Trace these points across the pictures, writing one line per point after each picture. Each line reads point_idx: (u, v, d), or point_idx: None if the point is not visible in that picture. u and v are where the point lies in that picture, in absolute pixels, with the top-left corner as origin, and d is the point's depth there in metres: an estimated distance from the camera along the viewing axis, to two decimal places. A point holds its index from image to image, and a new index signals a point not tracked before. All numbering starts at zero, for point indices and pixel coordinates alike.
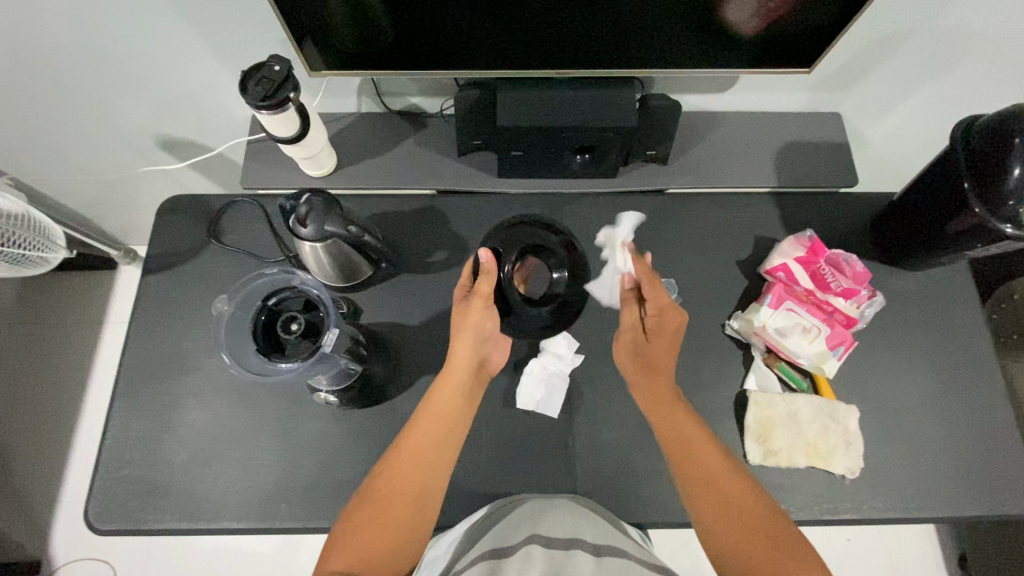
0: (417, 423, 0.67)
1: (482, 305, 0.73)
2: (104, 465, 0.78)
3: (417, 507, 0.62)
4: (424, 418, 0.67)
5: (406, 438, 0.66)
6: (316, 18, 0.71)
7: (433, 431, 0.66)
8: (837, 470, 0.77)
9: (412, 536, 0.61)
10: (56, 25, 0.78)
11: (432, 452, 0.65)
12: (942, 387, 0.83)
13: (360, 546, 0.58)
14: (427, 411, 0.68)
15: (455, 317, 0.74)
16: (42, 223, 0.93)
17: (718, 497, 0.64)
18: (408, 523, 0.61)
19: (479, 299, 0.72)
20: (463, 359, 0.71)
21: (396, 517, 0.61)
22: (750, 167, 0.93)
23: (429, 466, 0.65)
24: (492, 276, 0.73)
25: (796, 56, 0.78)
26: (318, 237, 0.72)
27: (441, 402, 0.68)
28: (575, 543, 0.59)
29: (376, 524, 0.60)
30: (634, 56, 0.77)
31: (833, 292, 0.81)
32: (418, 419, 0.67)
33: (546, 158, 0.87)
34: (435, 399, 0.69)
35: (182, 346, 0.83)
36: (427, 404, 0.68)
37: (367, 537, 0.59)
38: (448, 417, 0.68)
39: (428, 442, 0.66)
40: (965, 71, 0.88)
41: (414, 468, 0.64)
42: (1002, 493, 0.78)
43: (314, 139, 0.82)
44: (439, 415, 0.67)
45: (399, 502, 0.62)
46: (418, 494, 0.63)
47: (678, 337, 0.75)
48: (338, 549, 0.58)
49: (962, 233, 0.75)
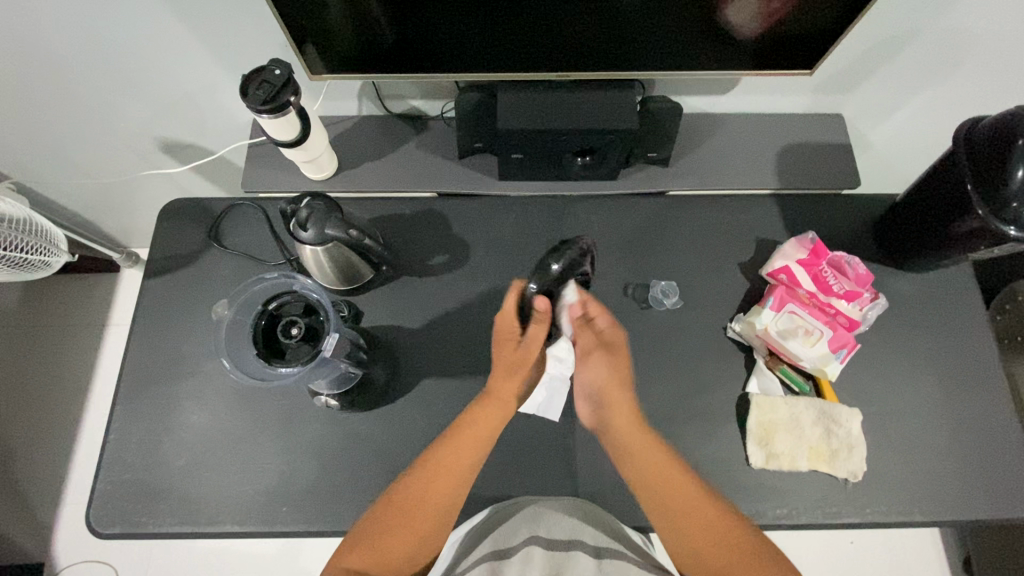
0: (455, 437, 0.65)
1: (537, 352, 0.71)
2: (105, 467, 0.78)
3: (440, 518, 0.62)
4: (462, 432, 0.66)
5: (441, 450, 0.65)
6: (315, 21, 0.71)
7: (470, 452, 0.65)
8: (840, 474, 0.76)
9: (429, 543, 0.62)
10: (56, 28, 0.78)
11: (467, 467, 0.64)
12: (945, 390, 0.82)
13: (378, 551, 0.59)
14: (468, 430, 0.66)
15: (506, 360, 0.71)
16: (44, 227, 0.93)
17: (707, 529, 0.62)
18: (428, 531, 0.62)
19: (535, 345, 0.71)
20: (510, 390, 0.69)
21: (419, 524, 0.61)
22: (751, 169, 0.92)
23: (459, 479, 0.64)
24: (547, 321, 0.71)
25: (798, 57, 0.78)
26: (318, 240, 0.72)
27: (483, 423, 0.66)
28: (574, 543, 0.61)
29: (399, 530, 0.60)
30: (636, 58, 0.77)
31: (836, 295, 0.81)
32: (456, 433, 0.65)
33: (546, 161, 0.87)
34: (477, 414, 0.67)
35: (182, 349, 0.83)
36: (468, 422, 0.67)
37: (389, 541, 0.60)
38: (488, 434, 0.66)
39: (467, 455, 0.64)
40: (969, 72, 0.87)
41: (444, 480, 0.63)
42: (1007, 496, 0.77)
43: (314, 141, 0.82)
44: (481, 430, 0.66)
45: (422, 512, 0.62)
46: (443, 506, 0.63)
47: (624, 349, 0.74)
48: (356, 547, 0.59)
49: (964, 235, 0.75)
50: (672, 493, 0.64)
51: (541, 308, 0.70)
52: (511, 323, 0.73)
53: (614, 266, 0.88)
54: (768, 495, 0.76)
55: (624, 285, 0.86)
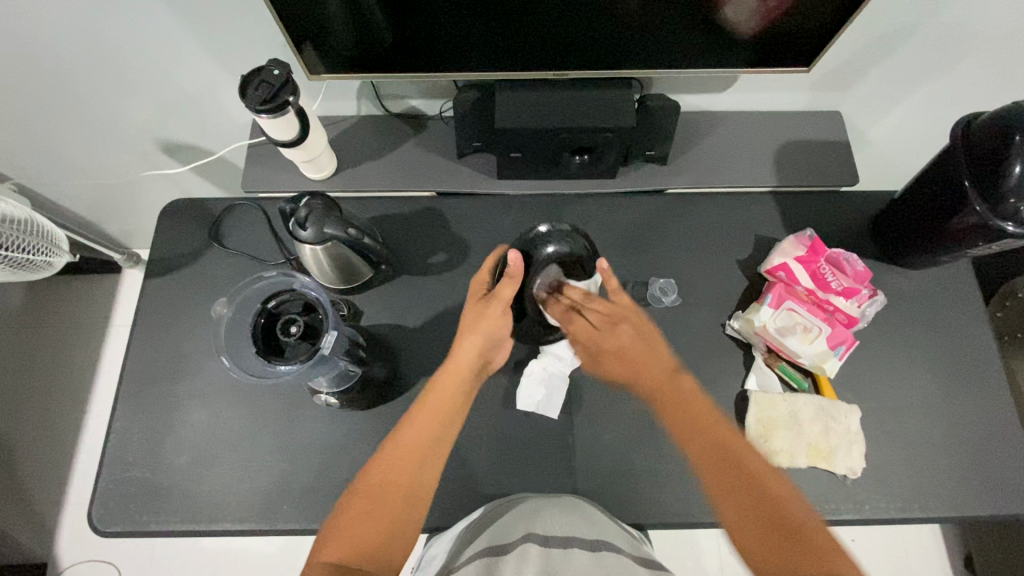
0: (416, 414, 0.65)
1: (500, 306, 0.71)
2: (107, 465, 0.78)
3: (412, 501, 0.60)
4: (421, 408, 0.66)
5: (403, 429, 0.64)
6: (315, 22, 0.71)
7: (429, 427, 0.64)
8: (839, 470, 0.76)
9: (406, 528, 0.59)
10: (57, 29, 0.78)
11: (431, 443, 0.63)
12: (945, 386, 0.82)
13: (353, 539, 0.56)
14: (426, 405, 0.66)
15: (468, 315, 0.72)
16: (46, 228, 0.93)
17: (751, 497, 0.57)
18: (402, 514, 0.59)
19: (500, 301, 0.71)
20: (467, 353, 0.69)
21: (393, 507, 0.59)
22: (750, 167, 0.92)
23: (426, 457, 0.62)
24: (517, 282, 0.71)
25: (796, 54, 0.78)
26: (317, 239, 0.72)
27: (440, 396, 0.66)
28: (572, 541, 0.60)
29: (372, 514, 0.58)
30: (633, 56, 0.77)
31: (834, 292, 0.81)
32: (415, 413, 0.65)
33: (544, 160, 0.87)
34: (435, 389, 0.67)
35: (183, 349, 0.84)
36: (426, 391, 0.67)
37: (364, 526, 0.57)
38: (447, 408, 0.66)
39: (427, 429, 0.64)
40: (968, 69, 0.87)
41: (411, 458, 0.62)
42: (1007, 492, 0.77)
43: (313, 141, 0.83)
44: (439, 403, 0.66)
45: (392, 494, 0.59)
46: (411, 486, 0.60)
47: (630, 350, 0.70)
48: (330, 542, 0.56)
49: (961, 230, 0.75)
50: (714, 454, 0.59)
51: (512, 263, 0.71)
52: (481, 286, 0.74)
53: (612, 264, 0.88)
54: None
55: (623, 283, 0.87)
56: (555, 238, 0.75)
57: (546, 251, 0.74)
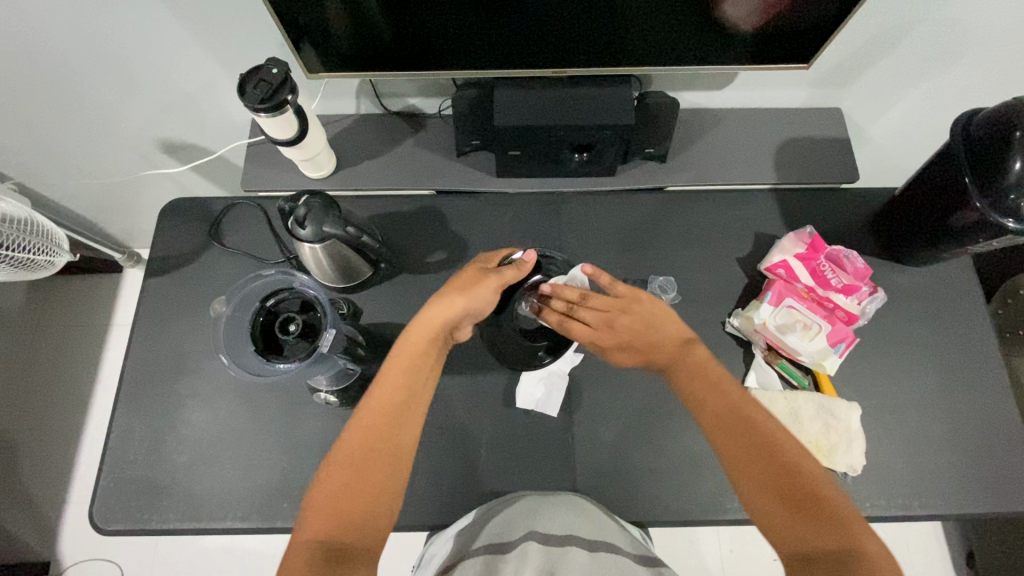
0: (383, 381, 0.64)
1: (494, 284, 0.70)
2: (107, 465, 0.79)
3: (390, 468, 0.59)
4: (389, 375, 0.64)
5: (374, 397, 0.63)
6: (313, 21, 0.71)
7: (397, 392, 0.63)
8: (839, 467, 0.76)
9: (387, 495, 0.59)
10: (55, 29, 0.79)
11: (400, 409, 0.62)
12: (946, 383, 0.82)
13: (334, 513, 0.56)
14: (395, 370, 0.64)
15: (458, 281, 0.71)
16: (47, 228, 0.94)
17: (776, 471, 0.56)
18: (382, 481, 0.59)
19: (495, 279, 0.71)
20: (439, 316, 0.67)
21: (373, 476, 0.58)
22: (750, 164, 0.92)
23: (397, 424, 0.61)
24: (523, 272, 0.73)
25: (796, 50, 0.77)
26: (316, 238, 0.72)
27: (408, 359, 0.65)
28: (571, 539, 0.60)
29: (352, 486, 0.57)
30: (633, 53, 0.77)
31: (834, 289, 0.82)
32: (383, 379, 0.64)
33: (543, 157, 0.87)
34: (401, 354, 0.66)
35: (183, 348, 0.84)
36: (396, 356, 0.66)
37: (343, 501, 0.56)
38: (414, 372, 0.65)
39: (395, 396, 0.63)
40: (968, 65, 0.87)
41: (383, 425, 0.61)
42: (1008, 489, 0.77)
43: (313, 141, 0.83)
44: (406, 368, 0.65)
45: (369, 466, 0.59)
46: (387, 455, 0.60)
47: (639, 332, 0.69)
48: (308, 520, 0.56)
49: (962, 227, 0.75)
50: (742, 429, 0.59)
51: (527, 259, 0.73)
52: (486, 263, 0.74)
53: (611, 261, 0.88)
54: None
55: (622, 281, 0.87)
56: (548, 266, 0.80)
57: (536, 277, 0.79)
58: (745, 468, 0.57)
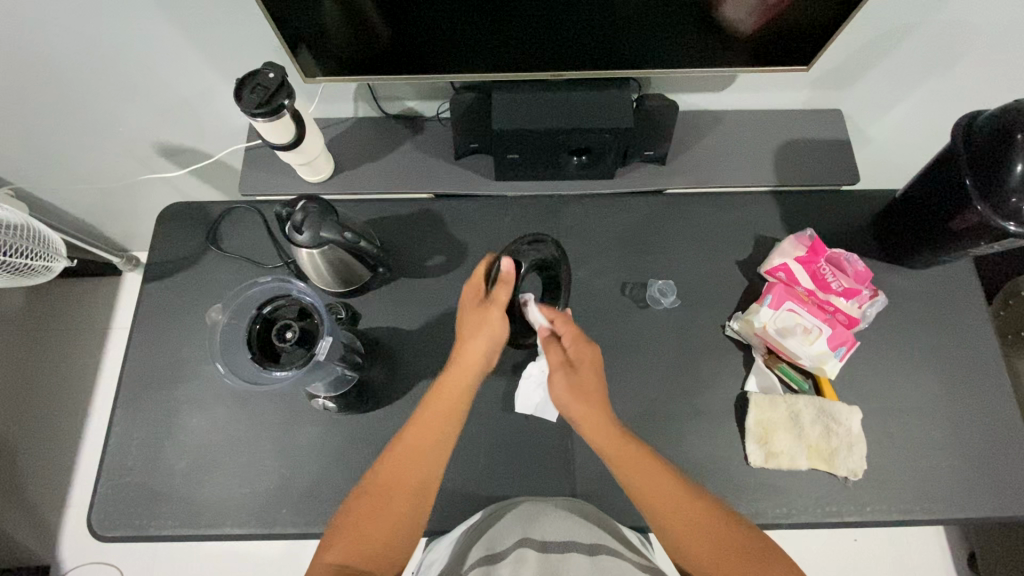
0: (421, 416, 0.64)
1: (496, 309, 0.70)
2: (106, 471, 0.78)
3: (415, 501, 0.61)
4: (429, 411, 0.65)
5: (413, 428, 0.64)
6: (310, 25, 0.71)
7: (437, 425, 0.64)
8: (841, 472, 0.76)
9: (410, 527, 0.60)
10: (51, 35, 0.78)
11: (436, 446, 0.63)
12: (947, 387, 0.82)
13: (358, 543, 0.57)
14: (437, 402, 0.65)
15: (468, 320, 0.71)
16: (44, 233, 0.93)
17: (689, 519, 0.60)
18: (407, 514, 0.60)
19: (495, 304, 0.71)
20: (474, 354, 0.69)
21: (400, 510, 0.60)
22: (750, 166, 0.91)
23: (431, 461, 0.63)
24: (512, 284, 0.72)
25: (796, 52, 0.77)
26: (314, 244, 0.71)
27: (449, 393, 0.66)
28: (570, 544, 0.60)
29: (379, 517, 0.59)
30: (632, 54, 0.76)
31: (834, 292, 0.81)
32: (424, 410, 0.65)
33: (543, 160, 0.87)
34: (442, 391, 0.66)
35: (181, 353, 0.84)
36: (433, 393, 0.67)
37: (370, 530, 0.58)
38: (454, 411, 0.65)
39: (434, 432, 0.64)
40: (970, 66, 0.86)
41: (416, 462, 0.62)
42: (1010, 493, 0.77)
43: (311, 145, 0.83)
44: (446, 405, 0.65)
45: (398, 497, 0.61)
46: (419, 486, 0.62)
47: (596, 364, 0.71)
48: (334, 544, 0.57)
49: (963, 230, 0.74)
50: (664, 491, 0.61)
51: (506, 268, 0.72)
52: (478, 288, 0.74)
53: (611, 265, 0.88)
54: (768, 493, 0.76)
55: (622, 284, 0.86)
56: (526, 252, 0.76)
57: (523, 266, 0.75)
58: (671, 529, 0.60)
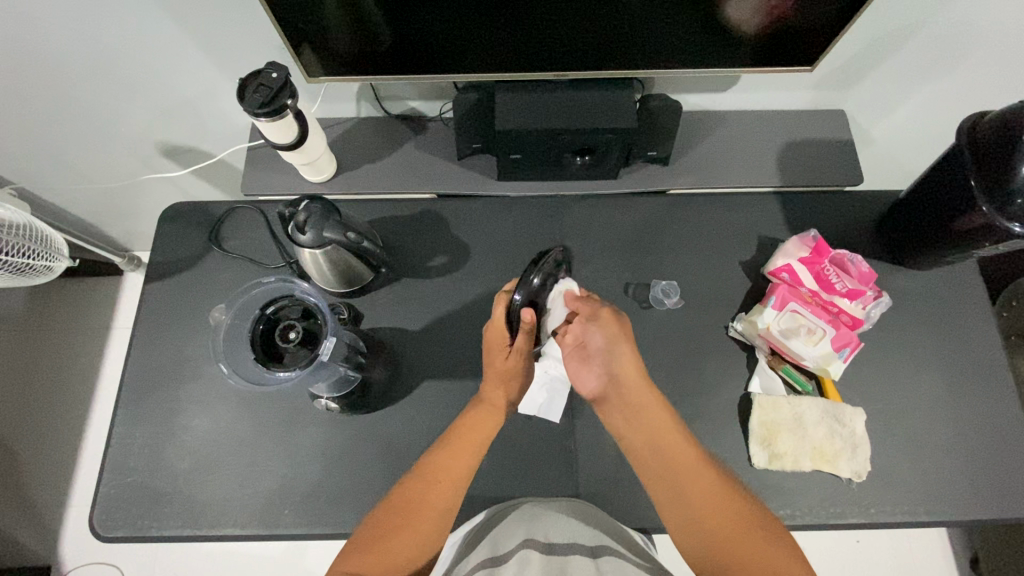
0: (447, 444, 0.69)
1: (523, 359, 0.73)
2: (108, 472, 0.78)
3: (437, 523, 0.64)
4: (454, 439, 0.69)
5: (440, 453, 0.68)
6: (312, 25, 0.71)
7: (462, 453, 0.68)
8: (844, 474, 0.76)
9: (429, 543, 0.63)
10: (53, 33, 0.78)
11: (461, 473, 0.67)
12: (951, 388, 0.82)
13: (376, 555, 0.60)
14: (463, 430, 0.70)
15: (493, 370, 0.73)
16: (46, 233, 0.93)
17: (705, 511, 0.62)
18: (426, 530, 0.63)
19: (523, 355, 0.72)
20: (499, 400, 0.73)
21: (420, 526, 0.63)
22: (753, 167, 0.91)
23: (454, 486, 0.66)
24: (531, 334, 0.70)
25: (799, 53, 0.77)
26: (316, 243, 0.71)
27: (474, 425, 0.70)
28: (573, 548, 0.59)
29: (400, 533, 0.62)
30: (635, 55, 0.76)
31: (839, 293, 0.80)
32: (452, 438, 0.69)
33: (545, 160, 0.87)
34: (466, 426, 0.70)
35: (184, 353, 0.84)
36: (461, 424, 0.71)
37: (389, 545, 0.61)
38: (480, 440, 0.70)
39: (457, 460, 0.68)
40: (974, 68, 0.86)
41: (440, 484, 0.66)
42: (1014, 495, 0.77)
43: (314, 145, 0.82)
44: (470, 436, 0.69)
45: (421, 515, 0.64)
46: (441, 507, 0.65)
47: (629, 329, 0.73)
48: (356, 550, 0.61)
49: (968, 232, 0.74)
50: (683, 498, 0.63)
51: (528, 321, 0.68)
52: (501, 334, 0.71)
53: (614, 265, 0.87)
54: (772, 495, 0.75)
55: (625, 285, 0.86)
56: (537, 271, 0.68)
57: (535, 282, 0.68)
58: (691, 526, 0.62)
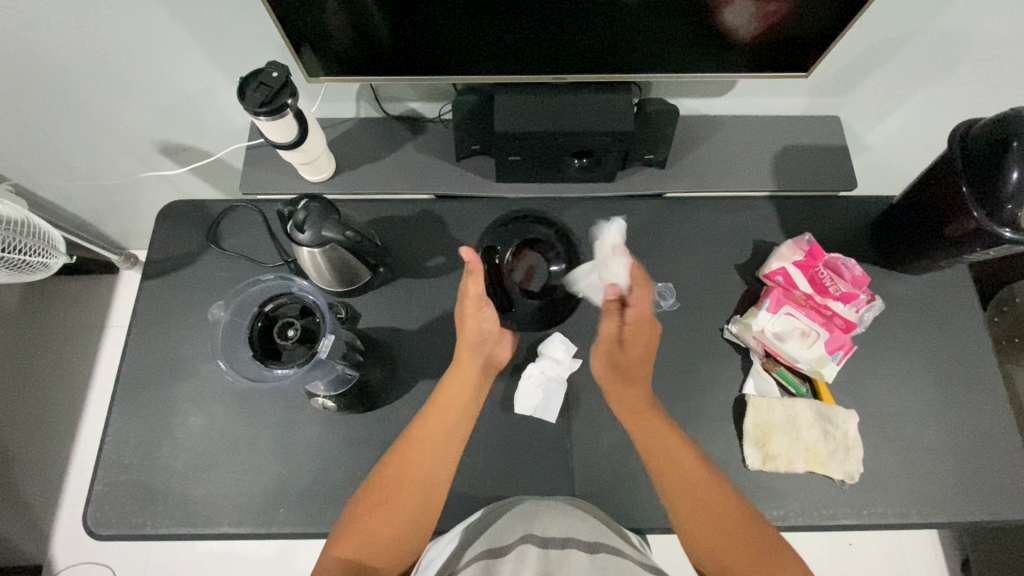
0: (427, 416, 0.70)
1: (469, 304, 0.73)
2: (102, 469, 0.78)
3: (422, 500, 0.66)
4: (433, 413, 0.70)
5: (420, 425, 0.69)
6: (313, 25, 0.71)
7: (440, 427, 0.69)
8: (836, 475, 0.76)
9: (417, 525, 0.65)
10: (54, 29, 0.78)
11: (442, 445, 0.69)
12: (942, 391, 0.82)
13: (363, 536, 0.62)
14: (440, 404, 0.71)
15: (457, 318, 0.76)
16: (43, 229, 0.93)
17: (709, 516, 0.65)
18: (413, 511, 0.65)
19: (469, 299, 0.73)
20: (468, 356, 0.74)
21: (404, 507, 0.65)
22: (749, 171, 0.92)
23: (436, 458, 0.68)
24: (477, 276, 0.71)
25: (795, 59, 0.78)
26: (316, 243, 0.71)
27: (451, 398, 0.71)
28: (570, 542, 0.60)
29: (384, 514, 0.63)
30: (634, 59, 0.77)
31: (832, 296, 0.81)
32: (430, 411, 0.70)
33: (544, 161, 0.87)
34: (445, 394, 0.71)
35: (180, 351, 0.84)
36: (438, 397, 0.71)
37: (374, 526, 0.63)
38: (459, 411, 0.71)
39: (435, 433, 0.69)
40: (966, 76, 0.88)
41: (421, 460, 0.67)
42: (1002, 497, 0.78)
43: (313, 145, 0.83)
44: (448, 409, 0.70)
45: (405, 492, 0.65)
46: (425, 485, 0.66)
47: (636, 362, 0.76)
48: (345, 536, 0.62)
49: (960, 237, 0.75)
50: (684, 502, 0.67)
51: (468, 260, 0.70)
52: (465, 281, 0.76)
53: None
54: (765, 496, 0.76)
55: None
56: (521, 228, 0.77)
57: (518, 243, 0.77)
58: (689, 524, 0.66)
